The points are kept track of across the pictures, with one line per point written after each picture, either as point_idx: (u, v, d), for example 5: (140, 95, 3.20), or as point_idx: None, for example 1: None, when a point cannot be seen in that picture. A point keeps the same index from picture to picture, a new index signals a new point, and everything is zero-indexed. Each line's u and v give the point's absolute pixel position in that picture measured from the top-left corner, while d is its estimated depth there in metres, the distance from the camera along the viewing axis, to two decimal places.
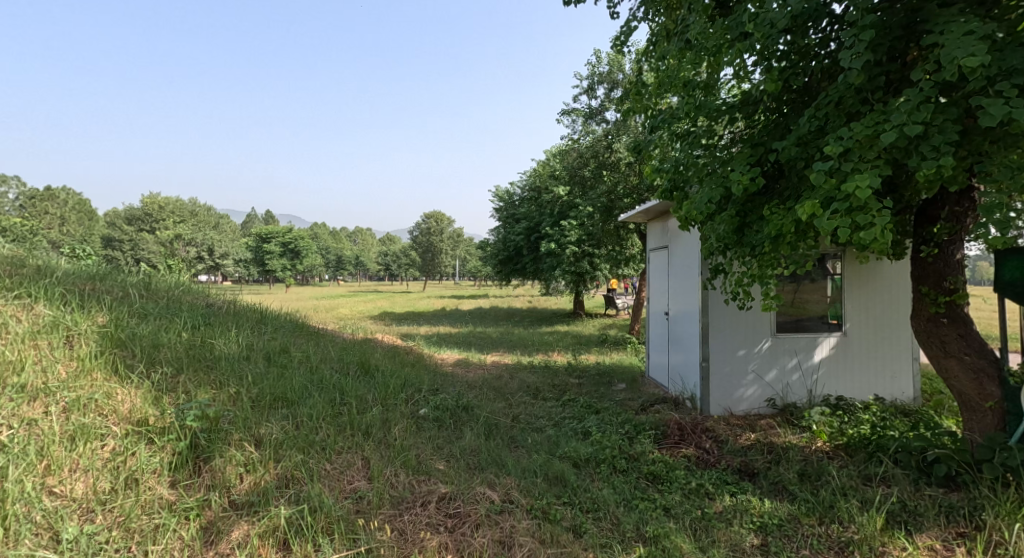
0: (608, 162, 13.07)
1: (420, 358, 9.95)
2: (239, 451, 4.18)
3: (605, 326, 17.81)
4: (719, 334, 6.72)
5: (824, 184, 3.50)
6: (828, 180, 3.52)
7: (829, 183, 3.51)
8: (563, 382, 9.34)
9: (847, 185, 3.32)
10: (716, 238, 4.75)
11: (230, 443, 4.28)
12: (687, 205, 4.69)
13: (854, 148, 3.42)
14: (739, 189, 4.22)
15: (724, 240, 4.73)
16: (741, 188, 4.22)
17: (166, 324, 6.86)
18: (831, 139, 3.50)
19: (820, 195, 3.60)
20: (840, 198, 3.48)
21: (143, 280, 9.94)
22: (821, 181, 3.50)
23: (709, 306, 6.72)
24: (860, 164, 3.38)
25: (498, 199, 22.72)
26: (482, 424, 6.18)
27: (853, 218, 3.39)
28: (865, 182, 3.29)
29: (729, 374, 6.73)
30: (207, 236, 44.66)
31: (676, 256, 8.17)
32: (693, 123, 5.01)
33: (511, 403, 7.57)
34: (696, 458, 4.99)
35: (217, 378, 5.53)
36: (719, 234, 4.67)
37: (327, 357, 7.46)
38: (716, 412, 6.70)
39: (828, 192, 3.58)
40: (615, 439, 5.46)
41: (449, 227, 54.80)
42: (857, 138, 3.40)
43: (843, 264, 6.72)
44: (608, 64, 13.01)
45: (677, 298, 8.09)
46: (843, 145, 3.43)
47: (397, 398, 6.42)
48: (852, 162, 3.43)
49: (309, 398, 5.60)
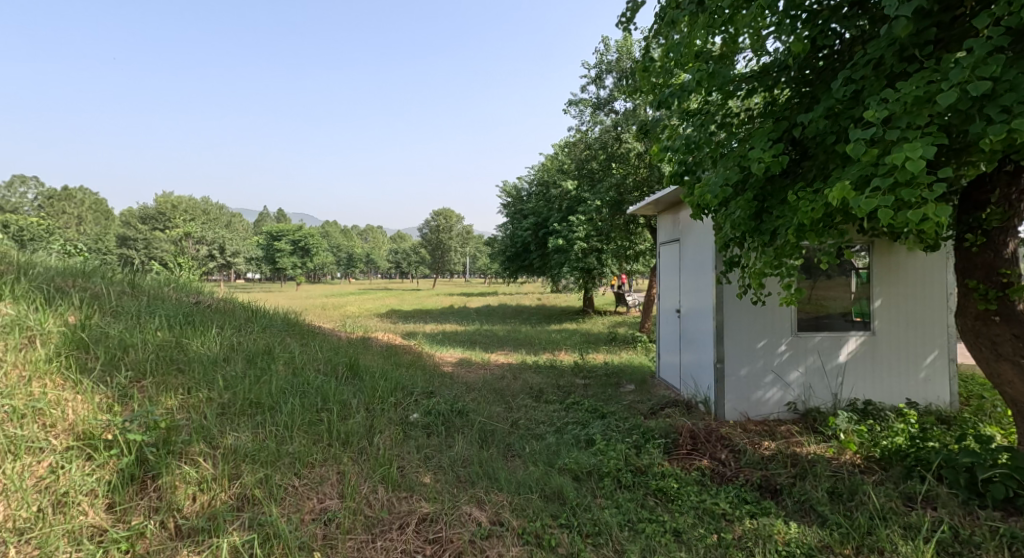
0: (617, 153, 12.55)
1: (420, 358, 9.48)
2: (192, 467, 3.75)
3: (615, 323, 17.29)
4: (734, 333, 6.22)
5: (863, 156, 2.96)
6: (869, 152, 2.97)
7: (869, 155, 2.98)
8: (568, 383, 8.83)
9: (900, 156, 2.76)
10: (731, 225, 4.20)
11: (181, 459, 3.83)
12: (698, 188, 4.16)
13: (900, 112, 2.87)
14: (760, 167, 3.68)
15: (740, 227, 4.18)
16: (761, 166, 3.68)
17: (141, 324, 6.44)
18: (872, 102, 2.96)
19: (857, 171, 3.04)
20: (882, 172, 2.92)
21: (135, 277, 9.58)
22: (860, 153, 2.97)
23: (723, 302, 6.23)
24: (909, 132, 2.83)
25: (506, 195, 22.28)
26: (477, 432, 5.71)
27: (902, 195, 2.83)
28: (916, 152, 2.74)
29: (746, 376, 6.22)
30: (217, 234, 44.60)
31: (687, 250, 7.68)
32: (705, 98, 4.48)
33: (511, 406, 7.08)
34: (710, 472, 4.46)
35: (185, 384, 5.10)
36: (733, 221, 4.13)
37: (316, 358, 7.00)
38: (732, 418, 6.20)
39: (867, 164, 3.03)
40: (620, 450, 4.94)
41: (458, 224, 54.36)
42: (904, 100, 2.85)
43: (870, 256, 6.16)
44: (617, 52, 12.49)
45: (688, 294, 7.58)
46: (886, 109, 2.88)
47: (385, 402, 5.95)
48: (897, 130, 2.88)
49: (285, 404, 5.16)
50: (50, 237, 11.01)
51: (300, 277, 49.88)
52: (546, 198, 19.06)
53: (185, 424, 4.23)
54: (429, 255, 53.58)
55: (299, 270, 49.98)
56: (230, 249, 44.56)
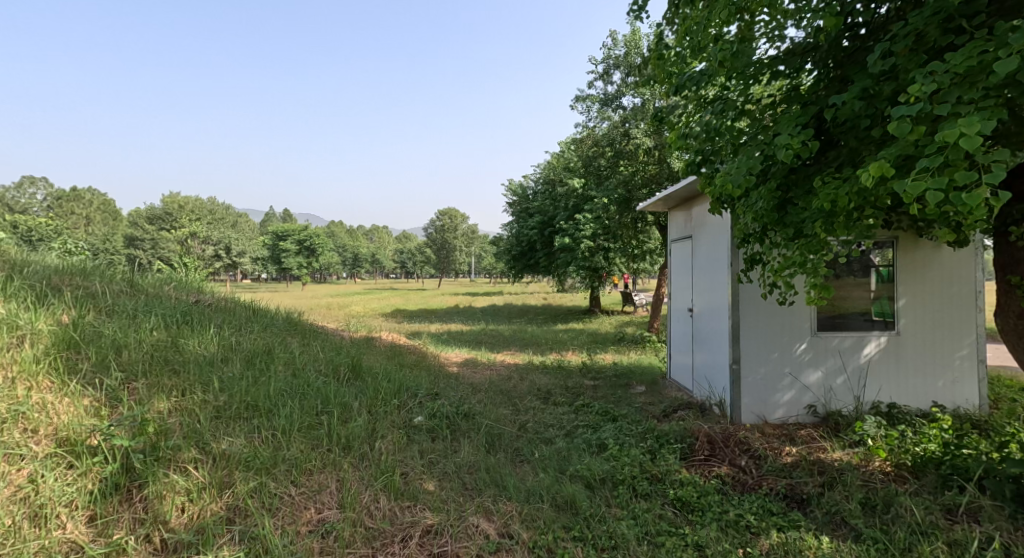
0: (625, 150, 12.22)
1: (424, 359, 9.24)
2: (181, 476, 3.57)
3: (623, 323, 17.01)
4: (751, 333, 5.97)
5: (907, 135, 2.75)
6: (915, 130, 2.75)
7: (913, 131, 2.76)
8: (577, 384, 8.58)
9: (955, 131, 2.54)
10: (752, 218, 3.93)
11: (169, 467, 3.65)
12: (718, 177, 3.90)
13: (950, 85, 2.66)
14: (788, 154, 3.39)
15: (762, 220, 3.91)
16: (788, 153, 3.40)
17: (137, 323, 6.24)
18: (918, 75, 2.75)
19: (899, 151, 2.83)
20: (930, 152, 2.72)
21: (135, 276, 9.39)
22: (904, 131, 2.73)
23: (739, 300, 5.98)
24: (961, 107, 2.62)
25: (511, 194, 22.02)
26: (483, 435, 5.48)
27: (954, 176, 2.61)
28: (973, 128, 2.52)
29: (764, 378, 5.97)
30: (222, 234, 44.51)
31: (700, 247, 7.42)
32: (725, 83, 4.22)
33: (518, 409, 6.84)
34: (731, 480, 4.21)
35: (180, 386, 4.90)
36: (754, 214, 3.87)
37: (316, 359, 6.77)
38: (749, 421, 5.96)
39: (910, 145, 2.82)
40: (634, 456, 4.70)
41: (463, 223, 54.09)
42: (955, 72, 2.66)
43: (894, 253, 5.89)
44: (624, 46, 12.21)
45: (701, 293, 7.31)
46: (935, 83, 2.68)
47: (388, 404, 5.73)
48: (947, 105, 2.67)
49: (283, 407, 4.94)
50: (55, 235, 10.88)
51: (305, 277, 49.77)
52: (552, 197, 18.77)
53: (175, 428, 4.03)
54: (434, 255, 53.37)
55: (305, 270, 49.85)
56: (235, 249, 44.48)
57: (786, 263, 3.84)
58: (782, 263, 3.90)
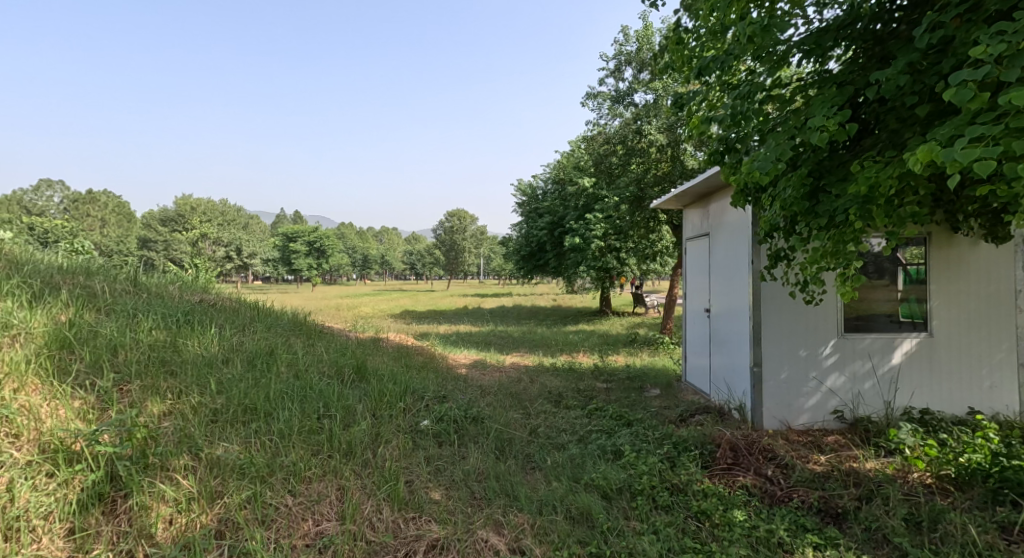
0: (637, 148, 11.85)
1: (431, 361, 8.98)
2: (168, 486, 3.38)
3: (634, 324, 16.70)
4: (773, 334, 5.69)
5: (968, 102, 2.61)
6: (978, 97, 2.61)
7: (979, 103, 2.59)
8: (589, 387, 8.31)
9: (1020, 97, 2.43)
10: (781, 208, 3.66)
11: (157, 475, 3.45)
12: (744, 164, 3.63)
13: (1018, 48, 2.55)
14: (823, 136, 3.10)
15: (791, 211, 3.64)
16: (823, 135, 3.12)
17: (135, 323, 6.03)
18: (983, 35, 2.61)
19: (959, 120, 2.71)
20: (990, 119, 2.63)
21: (137, 274, 9.18)
22: (965, 99, 2.61)
23: (760, 300, 5.70)
24: None
25: (520, 194, 21.74)
26: (493, 441, 5.24)
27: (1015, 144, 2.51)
28: None
29: (787, 381, 5.69)
30: (232, 234, 44.55)
31: (718, 245, 7.13)
32: (752, 64, 3.94)
33: (529, 412, 6.59)
34: (758, 490, 3.94)
35: (176, 388, 4.70)
36: (783, 204, 3.60)
37: (320, 360, 6.54)
38: (771, 426, 5.69)
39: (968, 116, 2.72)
40: (653, 464, 4.43)
41: (472, 224, 53.83)
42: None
43: (927, 250, 5.58)
44: (637, 42, 11.92)
45: (719, 293, 7.02)
46: (1003, 44, 2.55)
47: (393, 408, 5.49)
48: (1014, 69, 2.54)
49: (283, 411, 4.74)
50: (60, 235, 10.75)
51: (315, 278, 49.73)
52: (562, 196, 18.44)
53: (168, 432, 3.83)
54: (443, 256, 53.22)
55: (315, 271, 49.78)
56: (246, 250, 44.55)
57: (818, 256, 3.56)
58: (813, 256, 3.62)
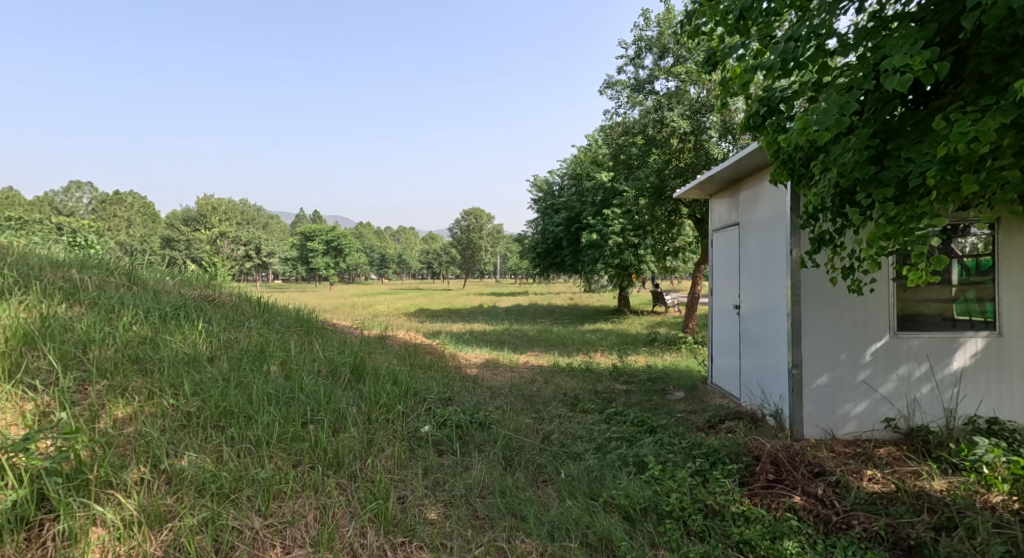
0: (658, 138, 11.13)
1: (440, 360, 8.46)
2: (104, 509, 2.97)
3: (654, 324, 16.02)
4: (815, 332, 5.08)
5: None
6: None
7: None
8: (607, 389, 7.76)
9: None
10: (837, 175, 3.04)
11: (93, 497, 3.04)
12: (796, 123, 3.07)
13: None
14: (906, 79, 2.60)
15: (851, 179, 3.03)
16: (906, 76, 2.60)
17: (116, 319, 5.60)
18: None
19: None
20: None
21: (135, 268, 8.76)
22: None
23: (800, 294, 5.09)
24: None
25: (535, 190, 21.15)
26: (501, 449, 4.72)
27: None
28: None
29: (831, 386, 5.08)
30: (249, 233, 44.50)
31: (748, 236, 6.50)
32: (799, 10, 3.37)
33: (541, 416, 6.06)
34: (810, 515, 3.35)
35: (145, 390, 4.26)
36: (842, 169, 2.99)
37: (315, 359, 6.05)
38: (812, 435, 5.08)
39: None
40: (680, 484, 3.87)
41: (488, 223, 53.38)
42: None
43: (994, 237, 4.94)
44: (657, 25, 11.19)
45: (751, 288, 6.40)
46: None
47: (391, 411, 4.99)
48: None
49: (266, 414, 4.27)
50: (59, 230, 10.38)
51: (332, 277, 49.57)
52: (579, 192, 17.77)
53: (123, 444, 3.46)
54: (460, 256, 52.83)
55: (333, 270, 49.59)
56: (265, 249, 44.55)
57: (881, 230, 2.93)
58: (874, 234, 3.00)
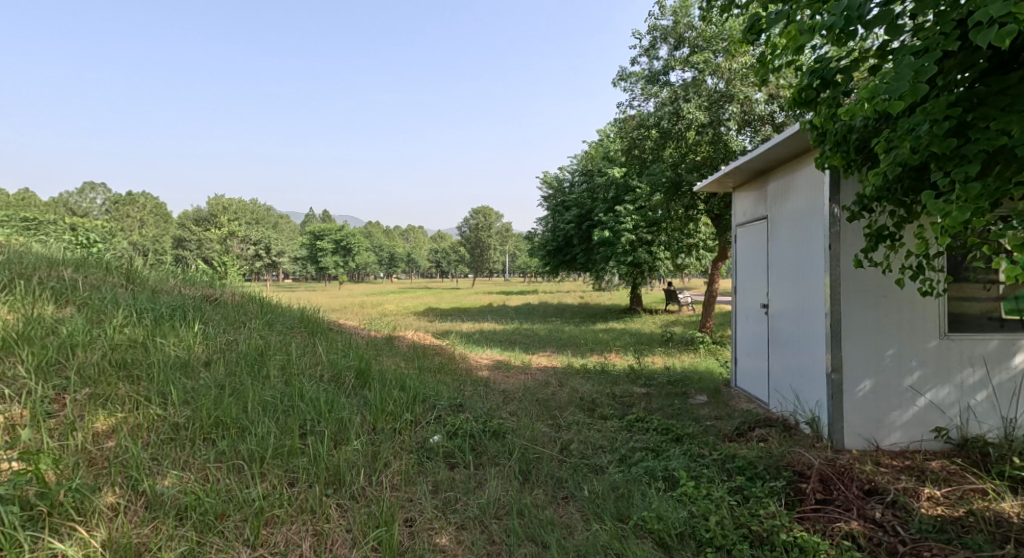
0: (674, 131, 10.27)
1: (449, 362, 8.07)
2: (68, 542, 2.73)
3: (669, 323, 15.58)
4: (857, 333, 4.65)
5: None
6: None
7: None
8: (626, 392, 7.38)
9: None
10: (910, 150, 2.79)
11: (53, 528, 2.79)
12: (862, 91, 2.71)
13: None
14: (1004, 33, 2.26)
15: (925, 153, 2.78)
16: (1005, 29, 2.26)
17: (105, 321, 5.26)
18: None
19: None
20: None
21: (134, 266, 8.41)
22: None
23: (840, 293, 4.65)
24: None
25: (546, 186, 20.67)
26: (517, 462, 4.35)
27: None
28: None
29: (875, 393, 4.65)
30: (258, 232, 44.34)
31: (775, 231, 6.04)
32: None
33: (558, 422, 5.69)
34: (870, 547, 3.04)
35: (132, 399, 3.95)
36: (916, 142, 2.75)
37: (317, 362, 5.69)
38: (854, 446, 4.67)
39: None
40: (716, 507, 3.49)
41: (497, 221, 52.99)
42: None
43: None
44: (673, 14, 10.23)
45: (779, 286, 5.95)
46: None
47: (397, 419, 4.63)
48: None
49: (262, 425, 3.93)
50: (58, 228, 10.06)
51: (341, 276, 49.36)
52: (591, 188, 17.23)
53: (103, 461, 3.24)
54: (469, 254, 52.50)
55: (342, 269, 49.37)
56: (275, 248, 44.43)
57: (957, 212, 2.67)
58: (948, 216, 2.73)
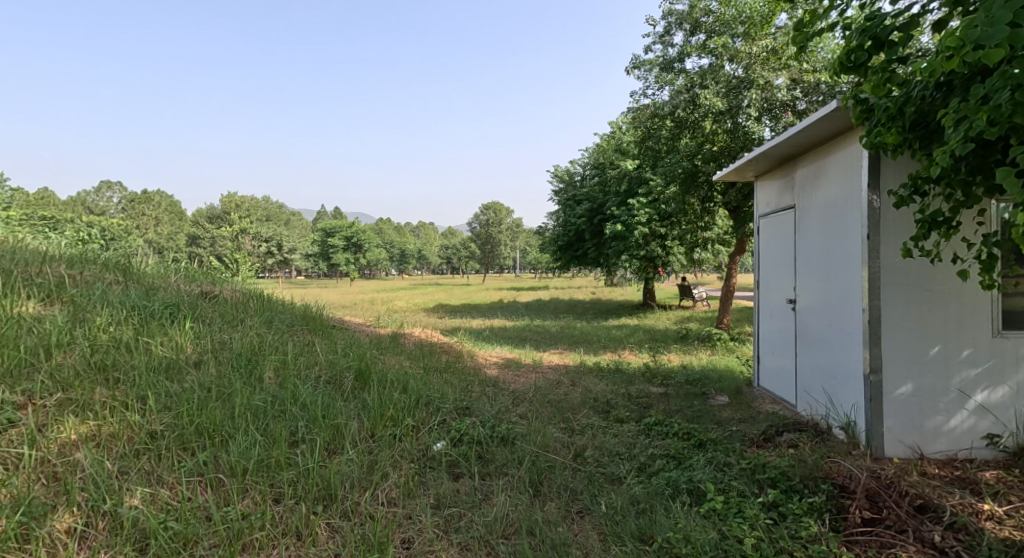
0: (690, 120, 9.83)
1: (457, 361, 7.72)
2: None
3: (685, 318, 15.14)
4: (899, 331, 4.23)
5: None
6: None
7: None
8: (642, 391, 7.00)
9: None
10: (986, 121, 2.40)
11: None
12: (945, 41, 2.40)
13: None
14: None
15: (1005, 126, 2.40)
16: None
17: (88, 321, 4.96)
18: None
19: None
20: None
21: (131, 261, 8.13)
22: None
23: (879, 288, 4.24)
24: None
25: (556, 180, 20.23)
26: (527, 471, 3.99)
27: None
28: None
29: (918, 395, 4.23)
30: (269, 229, 44.29)
31: (803, 220, 5.59)
32: None
33: (572, 426, 5.33)
34: None
35: (109, 404, 3.67)
36: (994, 111, 2.36)
37: (315, 363, 5.36)
38: (895, 454, 4.26)
39: None
40: (746, 530, 3.13)
41: (508, 216, 52.61)
42: None
43: None
44: None
45: (807, 279, 5.53)
46: None
47: (398, 425, 4.29)
48: None
49: (248, 434, 3.61)
50: (56, 224, 9.80)
51: (353, 272, 49.25)
52: (603, 181, 16.78)
53: (68, 478, 3.03)
54: (480, 249, 52.20)
55: (354, 266, 49.26)
56: (287, 245, 44.39)
57: None
58: None
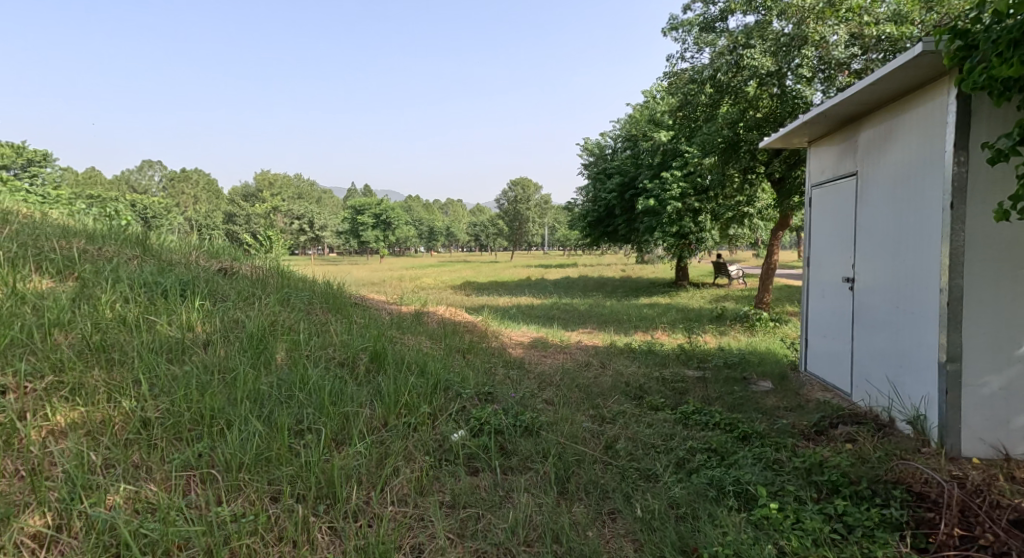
0: (733, 84, 9.14)
1: (480, 341, 7.30)
2: None
3: (720, 298, 14.47)
4: (984, 314, 3.69)
5: None
6: None
7: None
8: (678, 375, 6.54)
9: None
10: None
11: None
12: None
13: None
14: None
15: None
16: None
17: (91, 296, 4.69)
18: None
19: None
20: None
21: (150, 235, 7.92)
22: None
23: (961, 266, 3.70)
24: None
25: (587, 153, 19.54)
26: (554, 466, 3.60)
27: None
28: None
29: (1004, 388, 3.70)
30: (299, 206, 44.42)
31: (867, 190, 5.00)
32: None
33: (603, 413, 4.92)
34: None
35: (102, 387, 3.39)
36: None
37: (328, 343, 5.00)
38: (973, 453, 3.75)
39: None
40: (807, 547, 2.72)
41: (537, 193, 51.76)
42: None
43: None
44: None
45: (869, 255, 4.95)
46: None
47: (413, 412, 3.93)
48: None
49: (248, 423, 3.29)
50: (77, 198, 9.63)
51: (382, 249, 49.25)
52: (635, 153, 16.07)
53: (48, 473, 2.76)
54: (508, 226, 51.56)
55: (383, 243, 49.20)
56: (317, 222, 44.51)
57: None
58: None
